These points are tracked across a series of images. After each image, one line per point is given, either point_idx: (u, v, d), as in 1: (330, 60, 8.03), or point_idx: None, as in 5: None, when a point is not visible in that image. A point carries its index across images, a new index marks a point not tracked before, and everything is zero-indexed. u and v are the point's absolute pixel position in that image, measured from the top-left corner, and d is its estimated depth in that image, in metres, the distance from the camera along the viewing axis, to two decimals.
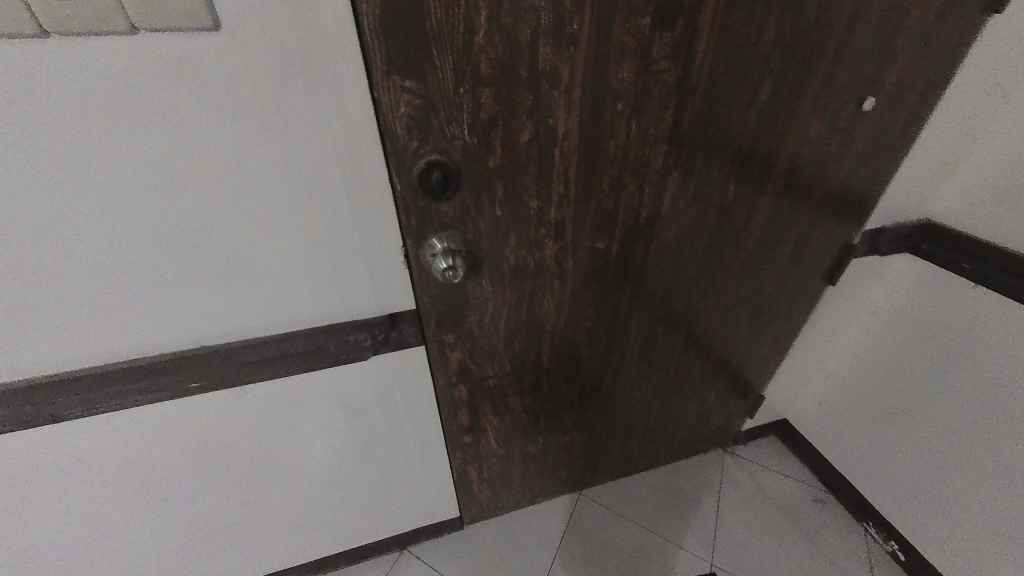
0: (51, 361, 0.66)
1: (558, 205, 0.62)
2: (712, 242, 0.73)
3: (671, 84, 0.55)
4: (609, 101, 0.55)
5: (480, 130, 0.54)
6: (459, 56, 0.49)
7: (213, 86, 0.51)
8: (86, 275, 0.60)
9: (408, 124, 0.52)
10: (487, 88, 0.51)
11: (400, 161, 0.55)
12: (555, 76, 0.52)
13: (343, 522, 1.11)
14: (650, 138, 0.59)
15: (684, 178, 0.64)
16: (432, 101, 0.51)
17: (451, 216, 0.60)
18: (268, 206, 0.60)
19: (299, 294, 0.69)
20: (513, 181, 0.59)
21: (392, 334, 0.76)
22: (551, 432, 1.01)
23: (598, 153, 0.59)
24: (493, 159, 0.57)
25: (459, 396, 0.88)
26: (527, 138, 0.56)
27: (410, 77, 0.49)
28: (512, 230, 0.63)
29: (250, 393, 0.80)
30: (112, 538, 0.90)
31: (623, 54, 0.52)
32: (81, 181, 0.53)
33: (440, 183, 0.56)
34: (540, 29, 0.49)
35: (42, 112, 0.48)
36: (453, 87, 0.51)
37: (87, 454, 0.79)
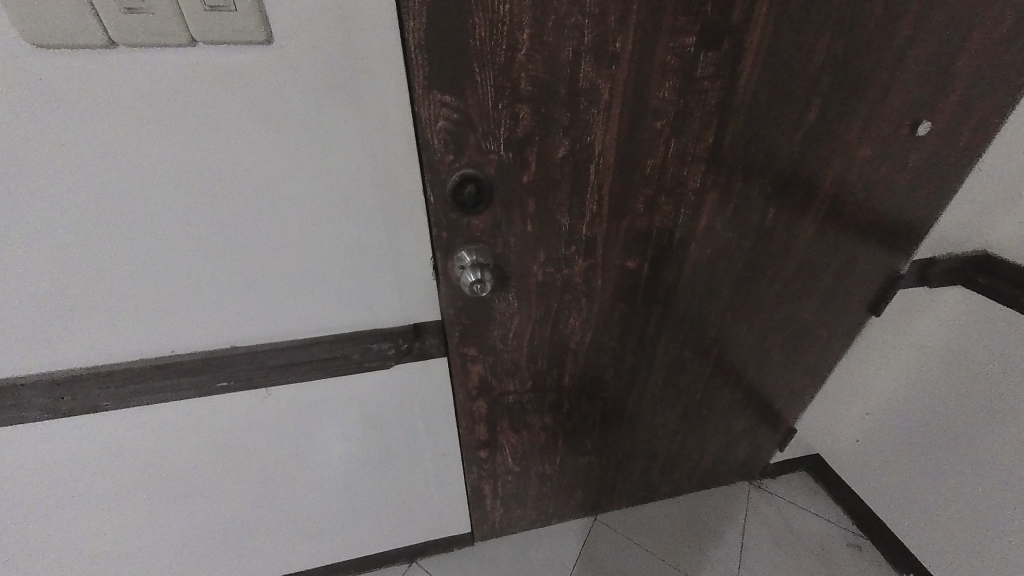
0: (90, 354, 0.69)
1: (590, 222, 0.62)
2: (748, 266, 0.70)
3: (713, 103, 0.54)
4: (648, 120, 0.54)
5: (516, 145, 0.54)
6: (500, 72, 0.49)
7: (261, 98, 0.52)
8: (129, 273, 0.62)
9: (445, 138, 0.52)
10: (525, 105, 0.51)
11: (435, 173, 0.55)
12: (594, 93, 0.52)
13: (355, 530, 1.10)
14: (688, 157, 0.58)
15: (721, 200, 0.62)
16: (469, 116, 0.51)
17: (482, 231, 0.60)
18: (303, 215, 0.62)
19: (327, 301, 0.70)
20: (546, 197, 0.58)
21: (416, 345, 0.76)
22: (570, 453, 0.99)
23: (634, 172, 0.58)
24: (527, 174, 0.56)
25: (478, 411, 0.87)
26: (562, 155, 0.55)
27: (450, 93, 0.50)
28: (542, 246, 0.63)
29: (273, 395, 0.81)
30: (132, 530, 0.92)
31: (665, 73, 0.51)
32: (131, 184, 0.55)
33: (473, 197, 0.56)
34: (582, 47, 0.49)
35: (102, 118, 0.51)
36: (492, 102, 0.51)
37: (117, 446, 0.81)
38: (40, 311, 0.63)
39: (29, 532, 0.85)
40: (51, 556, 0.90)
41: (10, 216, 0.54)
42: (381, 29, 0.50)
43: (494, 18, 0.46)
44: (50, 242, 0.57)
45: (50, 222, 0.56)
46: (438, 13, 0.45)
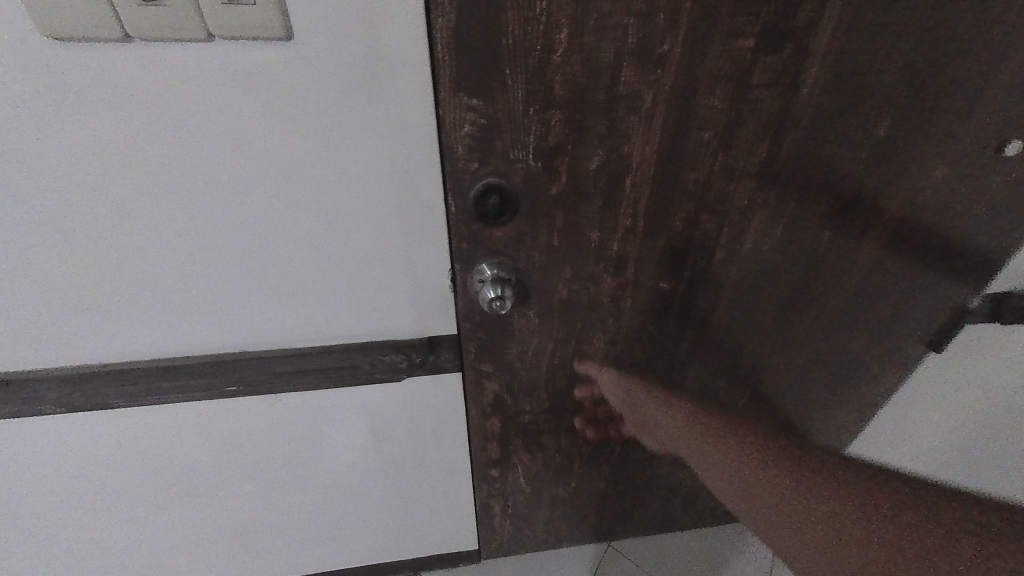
0: (102, 353, 0.68)
1: (622, 239, 0.57)
2: (794, 292, 0.64)
3: (767, 114, 0.49)
4: (694, 131, 0.49)
5: (546, 155, 0.50)
6: (532, 75, 0.45)
7: (279, 97, 0.50)
8: (140, 274, 0.61)
9: (470, 144, 0.49)
10: (558, 111, 0.47)
11: (458, 181, 0.52)
12: (635, 100, 0.47)
13: (361, 538, 1.07)
14: (736, 172, 0.52)
15: (769, 220, 0.57)
16: (497, 122, 0.48)
17: (505, 244, 0.56)
18: (319, 219, 0.59)
19: (340, 308, 0.67)
20: (575, 211, 0.54)
21: (429, 359, 0.73)
22: (586, 477, 0.94)
23: (674, 186, 0.53)
24: (556, 186, 0.52)
25: (492, 429, 0.83)
26: (596, 165, 0.51)
27: (479, 95, 0.46)
28: (568, 262, 0.59)
29: (283, 402, 0.79)
30: (139, 526, 0.92)
31: (717, 79, 0.46)
32: (143, 181, 0.54)
33: (497, 209, 0.52)
34: (624, 50, 0.44)
35: (114, 112, 0.49)
36: (522, 108, 0.47)
37: (127, 443, 0.80)
38: (53, 307, 0.62)
39: (39, 523, 0.85)
40: (59, 550, 0.89)
41: (25, 210, 0.53)
42: (408, 27, 0.47)
43: (528, 15, 0.42)
44: (63, 238, 0.56)
45: (63, 218, 0.55)
46: (467, 8, 0.42)
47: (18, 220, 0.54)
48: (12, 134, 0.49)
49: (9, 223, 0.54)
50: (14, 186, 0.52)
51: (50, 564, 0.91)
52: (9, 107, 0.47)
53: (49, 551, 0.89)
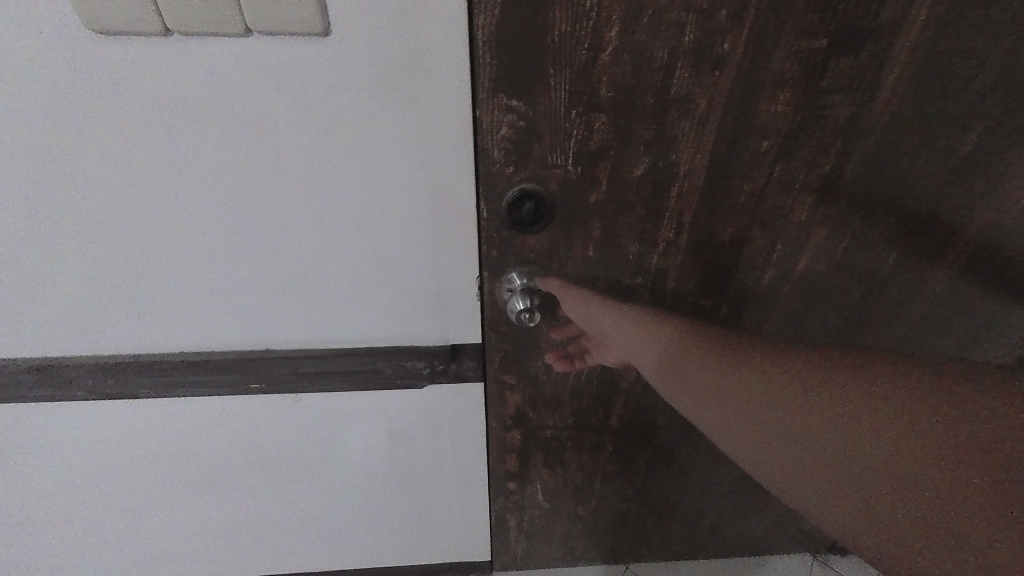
0: (132, 344, 0.68)
1: (663, 253, 0.54)
2: (849, 318, 0.59)
3: (834, 124, 0.45)
4: (753, 139, 0.46)
5: (586, 161, 0.48)
6: (577, 75, 0.43)
7: (313, 95, 0.49)
8: (170, 268, 0.61)
9: (506, 146, 0.47)
10: (603, 115, 0.45)
11: (492, 185, 0.50)
12: (688, 104, 0.45)
13: (374, 542, 1.06)
14: (795, 184, 0.49)
15: (828, 238, 0.52)
16: (536, 126, 0.46)
17: (537, 253, 0.54)
18: (347, 220, 0.58)
19: (363, 310, 0.66)
20: (615, 221, 0.52)
21: (451, 367, 0.70)
22: (608, 497, 0.90)
23: (725, 198, 0.50)
24: (595, 194, 0.50)
25: (512, 442, 0.80)
26: (640, 173, 0.49)
27: (519, 96, 0.44)
28: (603, 274, 0.56)
29: (303, 401, 0.79)
30: (161, 514, 0.93)
31: (783, 83, 0.43)
32: (177, 175, 0.53)
33: (531, 216, 0.50)
34: (679, 51, 0.42)
35: (151, 104, 0.49)
36: (564, 110, 0.45)
37: (152, 433, 0.81)
38: (87, 297, 0.63)
39: (68, 504, 0.87)
40: (85, 531, 0.91)
41: (63, 199, 0.54)
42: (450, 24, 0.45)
43: (577, 11, 0.40)
44: (97, 227, 0.57)
45: (98, 207, 0.55)
46: (513, 4, 0.40)
47: (58, 209, 0.55)
48: (56, 124, 0.49)
49: (47, 212, 0.55)
50: (53, 175, 0.52)
51: (77, 544, 0.93)
52: (54, 97, 0.48)
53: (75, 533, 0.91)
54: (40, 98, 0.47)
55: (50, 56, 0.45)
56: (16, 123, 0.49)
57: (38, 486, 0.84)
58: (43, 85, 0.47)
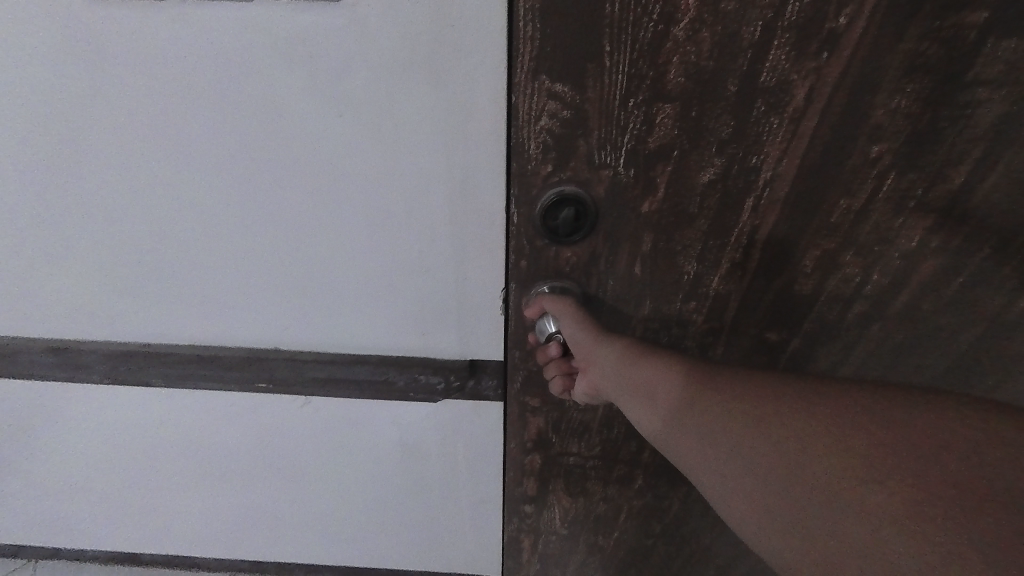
0: (144, 333, 0.67)
1: (726, 273, 0.53)
2: (910, 342, 0.57)
3: (955, 128, 0.44)
4: (860, 141, 0.45)
5: (643, 162, 0.46)
6: (643, 55, 0.41)
7: (328, 75, 0.45)
8: (179, 256, 0.59)
9: (547, 141, 0.45)
10: (671, 104, 0.44)
11: (527, 187, 0.47)
12: (780, 96, 0.43)
13: (383, 545, 1.03)
14: (901, 195, 0.48)
15: (906, 253, 0.51)
16: (586, 117, 0.44)
17: (576, 263, 0.52)
18: (362, 218, 0.53)
19: (379, 318, 0.61)
20: (673, 232, 0.51)
21: (469, 384, 0.64)
22: (631, 533, 0.82)
23: (813, 214, 0.49)
24: (649, 202, 0.49)
25: (530, 468, 0.73)
26: (709, 179, 0.47)
27: (564, 82, 0.43)
28: (652, 291, 0.54)
29: (313, 404, 0.75)
30: (179, 495, 0.94)
31: (909, 75, 0.42)
32: (203, 161, 0.51)
33: (570, 222, 0.48)
34: (773, 34, 0.40)
35: (187, 84, 0.47)
36: (622, 97, 0.43)
37: (165, 421, 0.80)
38: (101, 280, 0.62)
39: (97, 473, 0.90)
40: (114, 499, 0.95)
41: (93, 176, 0.53)
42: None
43: None
44: (124, 207, 0.55)
45: (126, 187, 0.54)
46: None
47: (90, 185, 0.54)
48: (97, 100, 0.49)
49: (78, 188, 0.54)
50: (88, 150, 0.52)
51: (108, 509, 0.97)
52: (96, 69, 0.47)
53: (105, 499, 0.95)
54: (80, 71, 0.47)
55: (97, 27, 0.45)
56: (55, 94, 0.48)
57: (68, 456, 0.87)
58: (82, 57, 0.46)
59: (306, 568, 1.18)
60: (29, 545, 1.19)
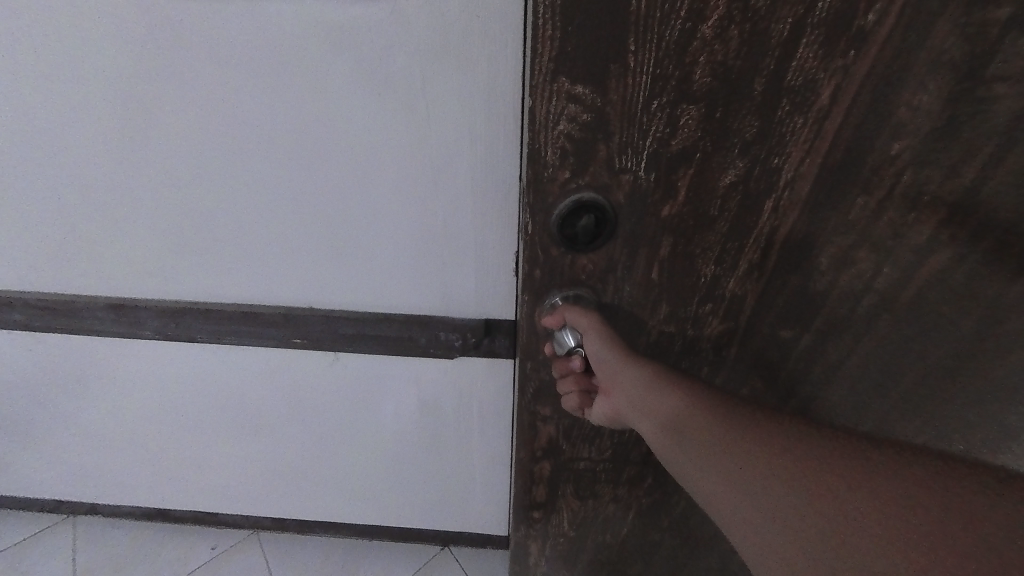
0: (191, 292, 0.74)
1: (743, 275, 0.56)
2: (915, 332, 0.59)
3: (977, 123, 0.44)
4: (883, 141, 0.46)
5: (664, 165, 0.48)
6: (667, 55, 0.42)
7: (368, 57, 0.50)
8: (226, 222, 0.65)
9: (565, 146, 0.47)
10: (694, 106, 0.45)
11: (543, 193, 0.49)
12: (806, 97, 0.44)
13: (401, 498, 1.13)
14: (920, 197, 0.49)
15: (921, 253, 0.51)
16: (606, 121, 0.46)
17: (590, 268, 0.54)
18: (391, 189, 0.59)
19: (405, 283, 0.67)
20: (693, 235, 0.53)
21: (484, 342, 0.71)
22: (640, 528, 0.87)
23: (835, 212, 0.51)
24: (669, 206, 0.50)
25: (539, 474, 0.78)
26: (731, 180, 0.49)
27: (586, 85, 0.44)
28: (668, 292, 0.57)
29: (342, 360, 0.81)
30: (213, 448, 1.02)
31: (938, 70, 0.42)
32: (258, 137, 0.57)
33: (587, 228, 0.50)
34: (803, 30, 0.41)
35: (241, 66, 0.53)
36: (643, 102, 0.45)
37: (205, 376, 0.88)
38: (154, 243, 0.68)
39: (139, 425, 0.98)
40: (155, 449, 1.04)
41: (154, 148, 0.60)
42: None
43: None
44: (182, 176, 0.62)
45: (187, 158, 0.60)
46: None
47: (150, 156, 0.60)
48: (167, 78, 0.54)
49: (139, 158, 0.61)
50: (156, 123, 0.58)
51: (148, 459, 1.06)
52: (168, 52, 0.53)
53: (148, 449, 1.04)
54: (150, 53, 0.53)
55: (166, 14, 0.51)
56: (129, 74, 0.55)
57: (116, 407, 0.96)
58: (153, 42, 0.53)
59: (325, 524, 1.27)
60: (71, 500, 1.29)
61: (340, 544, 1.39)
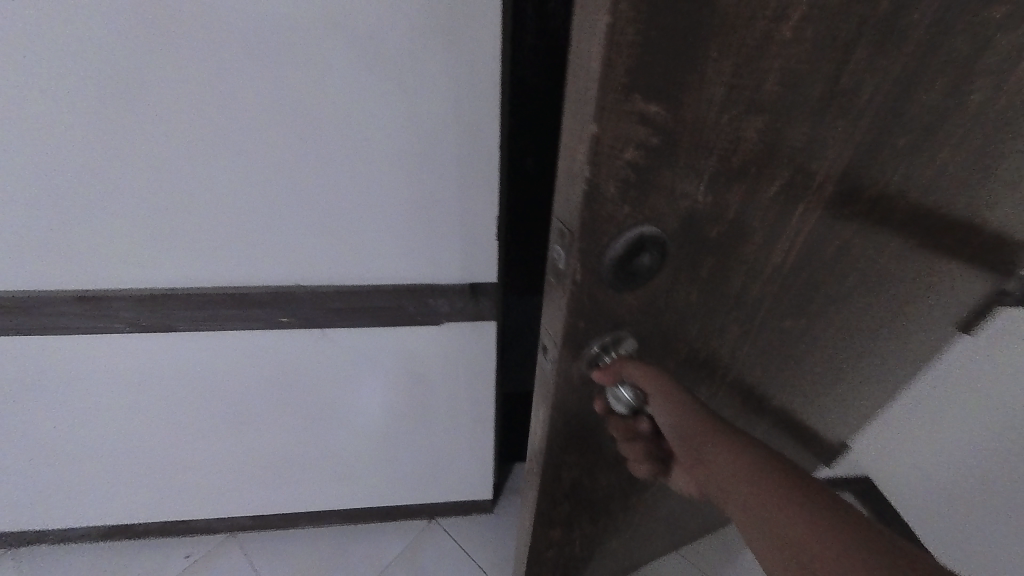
0: (178, 278, 0.76)
1: (761, 285, 0.53)
2: None
3: None
4: None
5: (720, 183, 0.41)
6: (742, 62, 0.34)
7: (364, 44, 0.59)
8: (220, 204, 0.69)
9: (627, 177, 0.36)
10: (759, 115, 0.38)
11: (597, 239, 0.38)
12: (846, 99, 0.41)
13: (388, 475, 1.18)
14: (857, 183, 0.47)
15: None
16: (673, 140, 0.36)
17: (634, 311, 0.45)
18: (384, 162, 0.67)
19: (397, 250, 0.75)
20: (730, 254, 0.48)
21: (470, 304, 0.80)
22: (637, 530, 0.86)
23: (843, 205, 0.49)
24: (717, 229, 0.44)
25: (555, 536, 0.66)
26: (773, 191, 0.44)
27: (660, 103, 0.33)
28: (699, 315, 0.52)
29: (330, 337, 0.85)
30: (196, 442, 1.02)
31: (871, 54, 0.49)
32: (262, 121, 0.63)
33: (644, 269, 0.42)
34: (859, 35, 0.38)
35: (242, 52, 0.59)
36: (711, 114, 0.36)
37: (188, 367, 0.89)
38: (140, 230, 0.70)
39: (114, 425, 0.97)
40: (131, 450, 1.02)
41: (145, 134, 0.63)
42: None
43: None
44: (177, 159, 0.65)
45: (184, 144, 0.64)
46: None
47: (140, 143, 0.63)
48: (169, 69, 0.59)
49: (127, 146, 0.63)
50: (150, 112, 0.62)
51: (123, 462, 1.04)
52: (166, 43, 0.57)
53: (123, 452, 1.02)
54: (146, 43, 0.57)
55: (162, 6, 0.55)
56: (121, 64, 0.58)
57: (88, 410, 0.94)
58: (149, 33, 0.57)
59: (309, 517, 1.28)
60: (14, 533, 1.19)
61: (321, 534, 1.32)
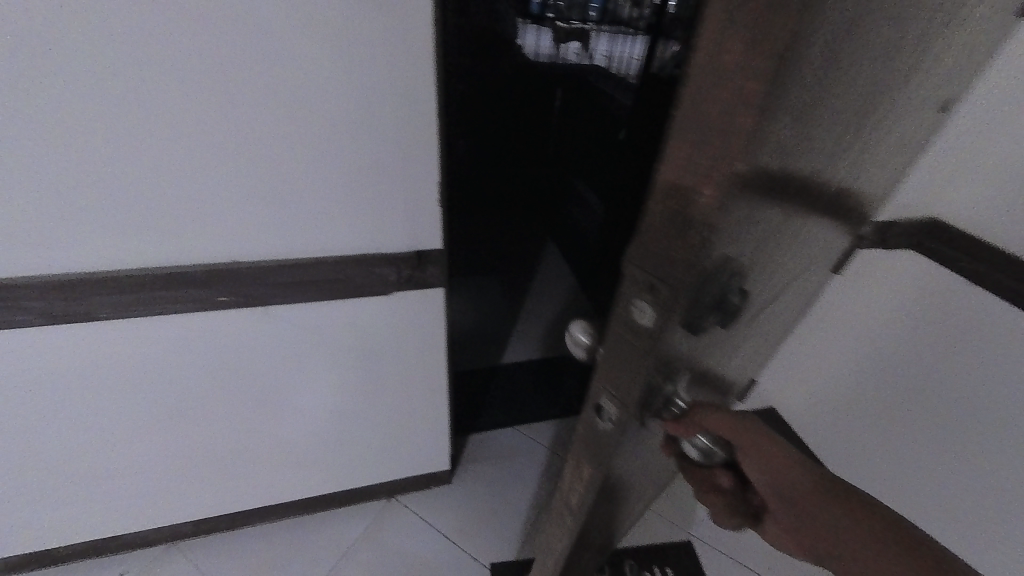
0: (96, 259, 0.71)
1: (777, 283, 0.56)
2: None
3: None
4: None
5: (785, 200, 0.41)
6: (835, 74, 0.34)
7: (295, 7, 0.59)
8: (142, 176, 0.66)
9: (741, 209, 0.33)
10: (823, 130, 0.38)
11: (705, 275, 0.35)
12: (867, 105, 0.44)
13: (343, 455, 1.18)
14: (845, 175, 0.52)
15: None
16: (777, 163, 0.34)
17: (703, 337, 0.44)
18: (322, 131, 0.68)
19: (341, 221, 0.76)
20: (769, 262, 0.48)
21: (416, 274, 0.83)
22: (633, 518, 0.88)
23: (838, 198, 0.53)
24: (770, 243, 0.44)
25: (581, 552, 0.64)
26: (808, 198, 0.46)
27: (785, 127, 0.31)
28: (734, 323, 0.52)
29: (273, 314, 0.84)
30: (127, 441, 0.96)
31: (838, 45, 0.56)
32: (191, 87, 0.61)
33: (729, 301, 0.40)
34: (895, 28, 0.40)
35: (157, 11, 0.56)
36: (804, 131, 0.35)
37: (112, 359, 0.83)
38: (46, 206, 0.65)
39: (22, 434, 0.87)
40: (45, 460, 0.93)
41: (48, 98, 0.58)
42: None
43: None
44: (91, 127, 0.61)
45: (98, 110, 0.60)
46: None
47: (42, 109, 0.59)
48: (77, 29, 0.55)
49: (26, 112, 0.58)
50: (59, 75, 0.57)
51: (36, 474, 0.95)
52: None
53: (35, 463, 0.92)
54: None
55: None
56: (10, 18, 0.53)
57: None
58: None
59: (259, 512, 1.24)
60: None
61: (272, 529, 1.27)
